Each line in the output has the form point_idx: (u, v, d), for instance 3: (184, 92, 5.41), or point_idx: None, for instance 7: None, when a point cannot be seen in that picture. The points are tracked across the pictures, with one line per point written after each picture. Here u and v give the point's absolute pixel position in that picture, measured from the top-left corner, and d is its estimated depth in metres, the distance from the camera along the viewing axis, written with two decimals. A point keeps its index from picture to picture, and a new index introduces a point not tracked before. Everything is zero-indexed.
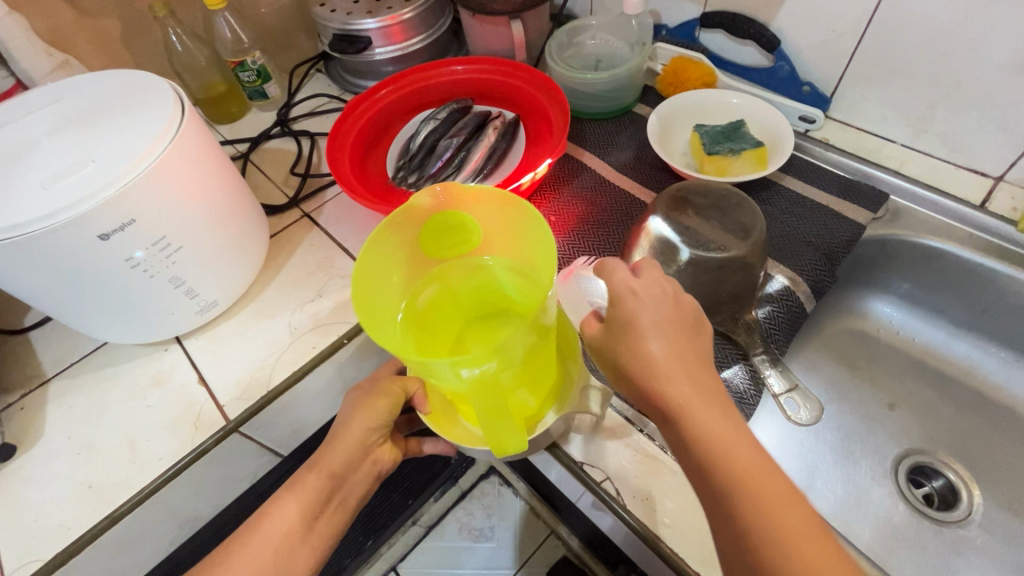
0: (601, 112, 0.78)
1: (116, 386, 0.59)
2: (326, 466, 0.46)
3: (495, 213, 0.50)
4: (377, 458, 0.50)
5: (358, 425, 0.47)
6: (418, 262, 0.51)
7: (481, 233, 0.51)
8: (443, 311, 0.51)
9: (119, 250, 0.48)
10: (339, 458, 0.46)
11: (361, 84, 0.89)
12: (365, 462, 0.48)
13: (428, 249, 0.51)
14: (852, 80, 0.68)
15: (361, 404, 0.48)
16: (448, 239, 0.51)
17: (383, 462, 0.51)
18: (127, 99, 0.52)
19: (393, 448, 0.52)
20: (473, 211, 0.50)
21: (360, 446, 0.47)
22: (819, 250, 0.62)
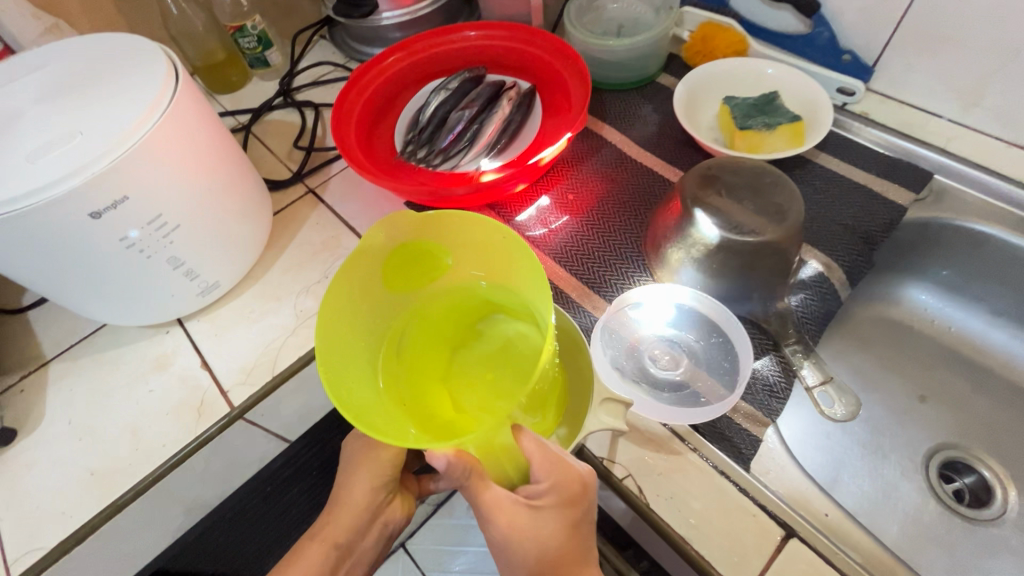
0: (623, 82, 0.73)
1: (117, 369, 0.57)
2: (329, 537, 0.49)
3: (463, 234, 0.47)
4: (387, 519, 0.52)
5: (361, 490, 0.50)
6: (389, 300, 0.49)
7: (451, 256, 0.49)
8: (429, 342, 0.50)
9: (113, 230, 0.45)
10: (341, 529, 0.49)
11: (368, 51, 0.84)
12: (373, 525, 0.51)
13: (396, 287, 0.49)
14: (897, 48, 0.62)
15: (362, 462, 0.51)
16: (418, 269, 0.49)
17: (394, 518, 0.53)
18: (116, 64, 0.49)
19: (404, 502, 0.54)
20: (439, 237, 0.47)
21: (365, 509, 0.50)
22: (856, 234, 0.58)
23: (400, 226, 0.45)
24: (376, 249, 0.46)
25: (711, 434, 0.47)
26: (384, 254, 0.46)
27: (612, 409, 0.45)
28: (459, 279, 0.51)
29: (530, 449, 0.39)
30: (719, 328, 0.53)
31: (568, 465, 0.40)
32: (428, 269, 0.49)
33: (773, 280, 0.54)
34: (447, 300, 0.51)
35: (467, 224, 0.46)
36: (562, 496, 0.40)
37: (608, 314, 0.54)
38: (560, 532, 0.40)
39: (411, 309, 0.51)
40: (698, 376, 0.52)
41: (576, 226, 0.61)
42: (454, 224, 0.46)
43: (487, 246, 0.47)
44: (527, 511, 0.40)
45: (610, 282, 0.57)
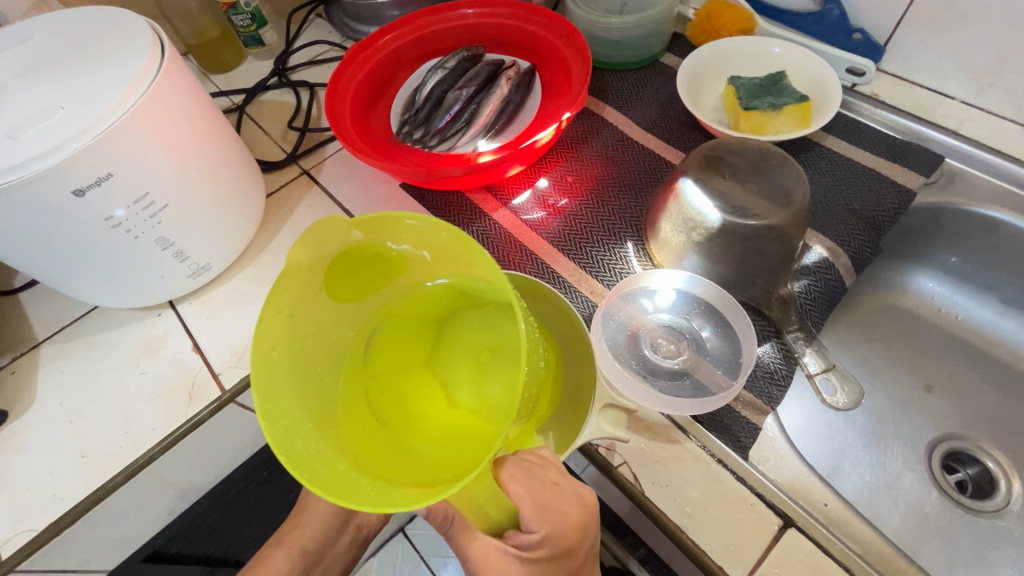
0: (626, 62, 0.71)
1: (108, 352, 0.56)
2: (297, 542, 0.51)
3: (412, 235, 0.42)
4: (358, 523, 0.56)
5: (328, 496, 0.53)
6: (340, 309, 0.46)
7: (404, 257, 0.45)
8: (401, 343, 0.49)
9: (98, 209, 0.44)
10: (309, 534, 0.52)
11: (364, 30, 0.82)
12: (344, 530, 0.55)
13: (343, 297, 0.45)
14: (911, 26, 0.60)
15: None
16: (368, 274, 0.45)
17: (366, 521, 0.57)
18: (102, 37, 0.47)
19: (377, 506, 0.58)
20: (385, 241, 0.43)
21: (333, 515, 0.53)
22: (862, 218, 0.56)
23: (329, 241, 0.40)
24: (306, 266, 0.41)
25: (708, 420, 0.46)
26: (320, 271, 0.42)
27: (612, 415, 0.46)
28: (413, 277, 0.47)
29: (518, 494, 0.37)
30: (725, 317, 0.52)
31: (562, 510, 0.39)
32: (376, 274, 0.45)
33: (778, 264, 0.52)
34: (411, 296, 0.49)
35: (407, 226, 0.41)
36: (559, 544, 0.38)
37: (611, 299, 0.52)
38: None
39: (367, 308, 0.47)
40: (700, 366, 0.51)
41: (575, 210, 0.60)
42: (391, 227, 0.41)
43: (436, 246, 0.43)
44: (519, 568, 0.37)
45: (609, 266, 0.55)
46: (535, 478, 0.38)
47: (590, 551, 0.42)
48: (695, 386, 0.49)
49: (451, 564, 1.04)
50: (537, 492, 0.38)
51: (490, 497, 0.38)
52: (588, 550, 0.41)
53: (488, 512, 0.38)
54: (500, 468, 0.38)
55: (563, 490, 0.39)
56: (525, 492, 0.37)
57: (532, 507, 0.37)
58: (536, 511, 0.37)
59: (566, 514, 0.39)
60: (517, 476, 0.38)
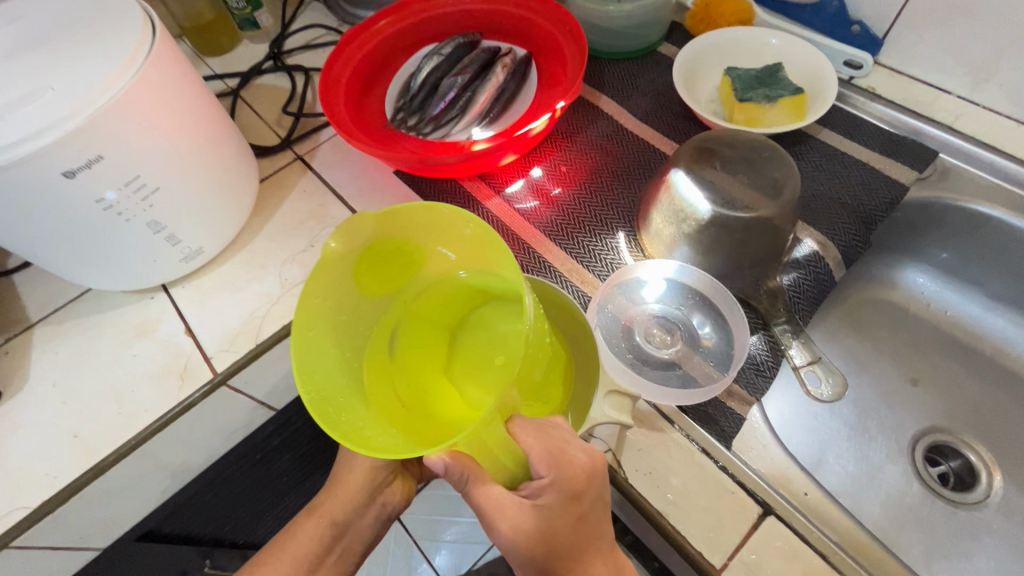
0: (622, 51, 0.71)
1: (101, 334, 0.57)
2: (326, 513, 0.54)
3: (433, 226, 0.45)
4: (387, 498, 0.57)
5: (360, 465, 0.56)
6: (366, 302, 0.48)
7: (425, 249, 0.47)
8: (420, 335, 0.50)
9: (89, 191, 0.44)
10: (338, 506, 0.54)
11: (360, 14, 0.82)
12: (373, 505, 0.56)
13: (372, 288, 0.47)
14: (908, 18, 0.60)
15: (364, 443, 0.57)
16: (393, 267, 0.47)
17: (394, 499, 0.58)
18: (91, 17, 0.47)
19: (404, 485, 0.59)
20: (408, 233, 0.45)
21: (364, 484, 0.56)
22: (853, 213, 0.57)
23: (360, 232, 0.42)
24: (340, 257, 0.43)
25: (693, 410, 0.47)
26: (351, 262, 0.44)
27: (616, 401, 0.44)
28: (435, 268, 0.49)
29: (531, 445, 0.38)
30: (715, 304, 0.52)
31: (570, 459, 0.39)
32: (402, 265, 0.47)
33: (768, 256, 0.52)
34: (429, 290, 0.50)
35: (430, 215, 0.43)
36: (567, 489, 0.39)
37: (604, 291, 0.52)
38: (567, 526, 0.40)
39: (389, 303, 0.49)
40: (690, 358, 0.51)
41: (569, 200, 0.60)
42: (413, 217, 0.43)
43: (455, 234, 0.45)
44: (531, 512, 0.39)
45: (599, 256, 0.56)
46: (541, 431, 0.39)
47: (599, 503, 0.42)
48: (682, 376, 0.50)
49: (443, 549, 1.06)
50: (547, 442, 0.38)
51: (502, 448, 0.38)
52: (597, 501, 0.42)
53: (508, 463, 0.39)
54: (511, 423, 0.38)
55: (570, 441, 0.40)
56: (534, 444, 0.38)
57: (540, 457, 0.38)
58: (545, 461, 0.38)
59: (574, 463, 0.39)
60: (523, 429, 0.38)
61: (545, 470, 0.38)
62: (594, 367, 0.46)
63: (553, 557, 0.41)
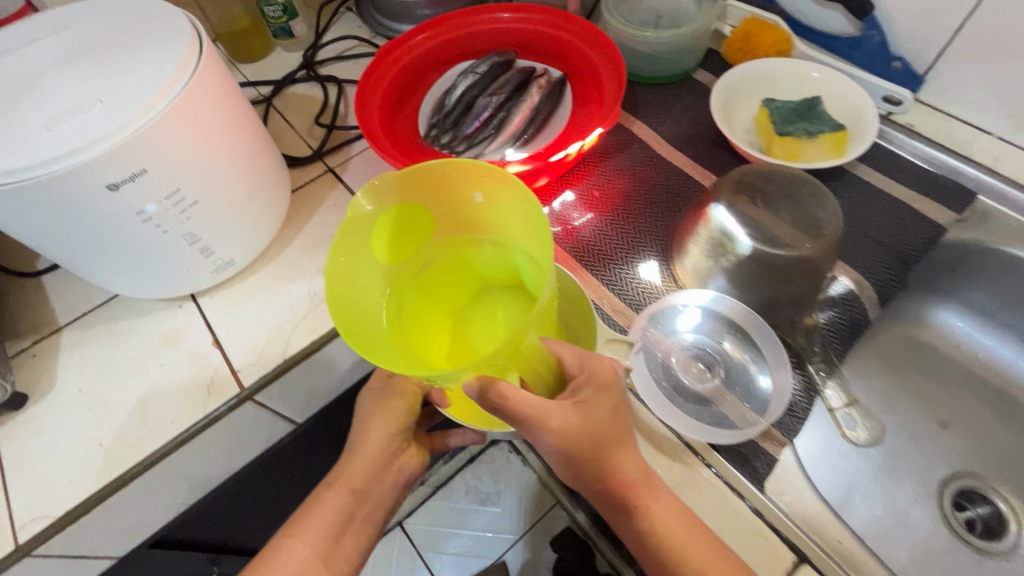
0: (657, 76, 0.71)
1: (128, 341, 0.57)
2: (346, 483, 0.53)
3: (451, 187, 0.47)
4: (402, 466, 0.57)
5: (377, 435, 0.54)
6: (380, 271, 0.48)
7: (439, 215, 0.49)
8: (434, 305, 0.50)
9: (130, 203, 0.44)
10: (357, 475, 0.53)
11: (395, 26, 0.82)
12: (390, 470, 0.56)
13: (387, 251, 0.48)
14: (953, 57, 0.59)
15: (377, 412, 0.55)
16: (407, 234, 0.48)
17: (409, 466, 0.57)
18: (140, 29, 0.47)
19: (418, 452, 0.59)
20: (427, 198, 0.47)
21: (382, 452, 0.55)
22: (890, 252, 0.56)
23: (386, 194, 0.44)
24: (363, 218, 0.44)
25: (728, 450, 0.45)
26: (376, 219, 0.45)
27: (616, 349, 0.48)
28: (448, 234, 0.51)
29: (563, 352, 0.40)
30: (756, 343, 0.51)
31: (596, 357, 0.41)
32: (418, 229, 0.49)
33: (808, 292, 0.52)
34: (440, 262, 0.51)
35: (454, 180, 0.46)
36: (603, 379, 0.40)
37: (641, 323, 0.51)
38: (608, 415, 0.40)
39: (401, 275, 0.50)
40: (725, 396, 0.49)
41: (600, 225, 0.60)
42: (443, 177, 0.46)
43: (478, 196, 0.47)
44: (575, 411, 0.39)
45: (630, 284, 0.55)
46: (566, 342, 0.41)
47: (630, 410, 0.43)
48: (718, 415, 0.48)
49: (444, 562, 1.02)
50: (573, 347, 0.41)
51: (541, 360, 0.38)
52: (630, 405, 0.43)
53: (541, 374, 0.40)
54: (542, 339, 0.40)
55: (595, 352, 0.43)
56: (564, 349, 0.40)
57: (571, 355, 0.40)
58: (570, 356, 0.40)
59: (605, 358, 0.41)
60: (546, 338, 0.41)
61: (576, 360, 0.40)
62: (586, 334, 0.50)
63: (597, 452, 0.40)
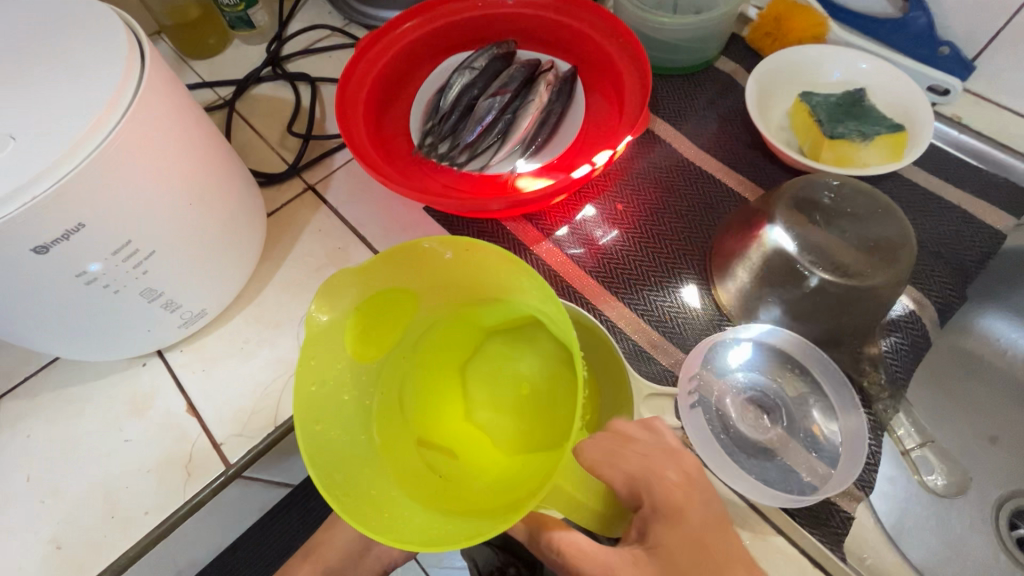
0: (677, 67, 0.63)
1: (83, 411, 0.48)
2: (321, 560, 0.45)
3: (417, 266, 0.39)
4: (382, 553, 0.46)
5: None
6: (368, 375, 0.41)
7: (418, 293, 0.41)
8: (436, 381, 0.44)
9: (67, 265, 0.35)
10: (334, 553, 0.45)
11: (372, 13, 0.71)
12: (367, 557, 0.46)
13: (368, 348, 0.40)
14: (1010, 42, 0.53)
15: None
16: (386, 326, 0.41)
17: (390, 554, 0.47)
18: (59, 37, 0.37)
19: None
20: (397, 283, 0.39)
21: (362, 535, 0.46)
22: (950, 264, 0.51)
23: (344, 297, 0.37)
24: (329, 331, 0.37)
25: (802, 513, 0.40)
26: (344, 326, 0.38)
27: (657, 405, 0.44)
28: (436, 306, 0.43)
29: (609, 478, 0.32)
30: (821, 385, 0.45)
31: (655, 473, 0.33)
32: (399, 313, 0.41)
33: (870, 318, 0.46)
34: (434, 330, 0.45)
35: (420, 258, 0.38)
36: (665, 505, 0.32)
37: (691, 367, 0.45)
38: (693, 556, 0.31)
39: (394, 365, 0.43)
40: (786, 446, 0.44)
41: (628, 245, 0.52)
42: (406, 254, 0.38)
43: (463, 269, 0.40)
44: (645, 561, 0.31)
45: (671, 317, 0.48)
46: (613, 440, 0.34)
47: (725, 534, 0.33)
48: (782, 469, 0.43)
49: None
50: (621, 463, 0.33)
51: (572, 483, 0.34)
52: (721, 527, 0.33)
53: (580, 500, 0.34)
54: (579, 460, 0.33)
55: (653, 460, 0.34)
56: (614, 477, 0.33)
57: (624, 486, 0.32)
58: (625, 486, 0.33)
59: (665, 477, 0.33)
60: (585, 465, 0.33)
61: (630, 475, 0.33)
62: (624, 389, 0.41)
63: None
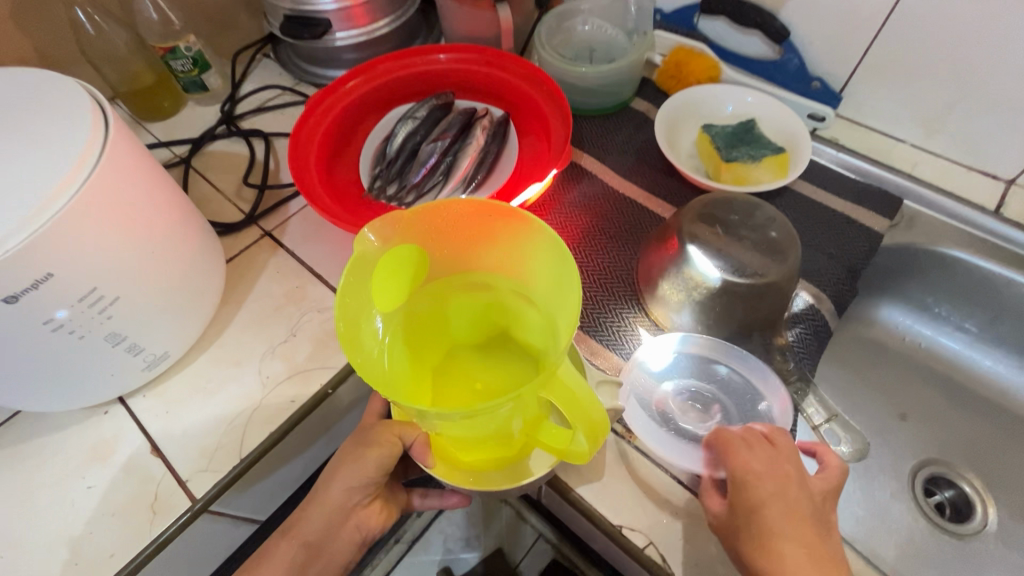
0: (598, 109, 0.71)
1: (44, 464, 0.48)
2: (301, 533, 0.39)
3: (437, 229, 0.41)
4: (361, 523, 0.41)
5: (339, 486, 0.39)
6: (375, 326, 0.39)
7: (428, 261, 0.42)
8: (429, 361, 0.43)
9: (35, 313, 0.38)
10: (316, 525, 0.39)
11: (320, 73, 0.78)
12: (346, 528, 0.40)
13: (380, 300, 0.40)
14: (865, 75, 0.63)
15: (346, 458, 0.40)
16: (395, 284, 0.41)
17: (370, 527, 0.41)
18: (27, 109, 0.41)
19: (384, 507, 0.42)
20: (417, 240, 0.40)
21: (341, 509, 0.39)
22: (840, 263, 0.59)
23: (379, 234, 0.38)
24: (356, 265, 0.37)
25: None
26: (372, 265, 0.39)
27: (608, 391, 0.46)
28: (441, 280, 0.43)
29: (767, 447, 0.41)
30: (739, 376, 0.51)
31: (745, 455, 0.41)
32: (409, 275, 0.42)
33: (769, 307, 0.53)
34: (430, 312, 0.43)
35: (446, 218, 0.40)
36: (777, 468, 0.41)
37: (626, 366, 0.51)
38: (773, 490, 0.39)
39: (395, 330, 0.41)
40: (715, 430, 0.49)
41: None
42: (437, 212, 0.40)
43: (478, 239, 0.42)
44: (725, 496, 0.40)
45: (607, 326, 0.54)
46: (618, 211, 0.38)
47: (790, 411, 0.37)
48: None
49: None
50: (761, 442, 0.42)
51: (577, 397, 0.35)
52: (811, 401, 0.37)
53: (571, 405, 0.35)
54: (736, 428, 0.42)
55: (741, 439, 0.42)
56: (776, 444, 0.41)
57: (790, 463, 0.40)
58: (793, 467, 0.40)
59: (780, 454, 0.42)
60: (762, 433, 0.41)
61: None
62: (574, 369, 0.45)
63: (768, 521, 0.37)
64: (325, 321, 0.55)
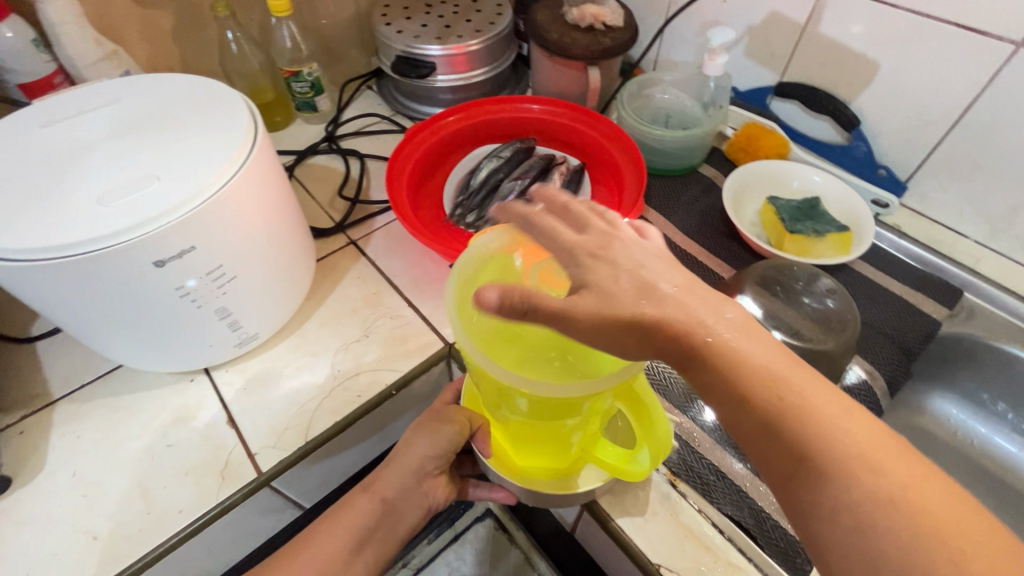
0: (666, 168, 0.76)
1: (132, 418, 0.53)
2: (379, 490, 0.45)
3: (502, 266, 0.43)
4: (430, 491, 0.48)
5: (418, 451, 0.46)
6: None
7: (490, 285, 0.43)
8: None
9: (172, 279, 0.44)
10: (393, 483, 0.46)
11: (416, 108, 0.86)
12: (416, 493, 0.47)
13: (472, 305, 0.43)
14: (932, 169, 0.66)
15: (426, 429, 0.47)
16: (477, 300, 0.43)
17: (435, 495, 0.48)
18: (195, 109, 0.48)
19: (448, 484, 0.50)
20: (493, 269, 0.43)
21: (415, 471, 0.46)
22: (895, 342, 0.60)
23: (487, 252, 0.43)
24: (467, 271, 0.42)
25: (773, 548, 0.45)
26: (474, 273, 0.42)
27: None
28: None
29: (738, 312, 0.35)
30: None
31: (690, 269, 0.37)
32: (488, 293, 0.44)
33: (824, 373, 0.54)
34: None
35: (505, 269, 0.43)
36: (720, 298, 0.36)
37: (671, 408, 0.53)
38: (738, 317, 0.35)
39: None
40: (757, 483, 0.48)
41: None
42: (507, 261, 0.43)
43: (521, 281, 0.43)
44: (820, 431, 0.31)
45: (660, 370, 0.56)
46: (574, 287, 0.36)
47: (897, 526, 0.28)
48: (752, 506, 0.47)
49: None
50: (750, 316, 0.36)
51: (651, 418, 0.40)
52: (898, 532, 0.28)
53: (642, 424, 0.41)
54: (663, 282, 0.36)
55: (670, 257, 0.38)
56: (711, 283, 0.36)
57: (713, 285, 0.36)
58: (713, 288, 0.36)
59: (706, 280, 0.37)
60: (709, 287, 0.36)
61: (588, 232, 0.38)
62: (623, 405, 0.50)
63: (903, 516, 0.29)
64: (396, 327, 0.60)
